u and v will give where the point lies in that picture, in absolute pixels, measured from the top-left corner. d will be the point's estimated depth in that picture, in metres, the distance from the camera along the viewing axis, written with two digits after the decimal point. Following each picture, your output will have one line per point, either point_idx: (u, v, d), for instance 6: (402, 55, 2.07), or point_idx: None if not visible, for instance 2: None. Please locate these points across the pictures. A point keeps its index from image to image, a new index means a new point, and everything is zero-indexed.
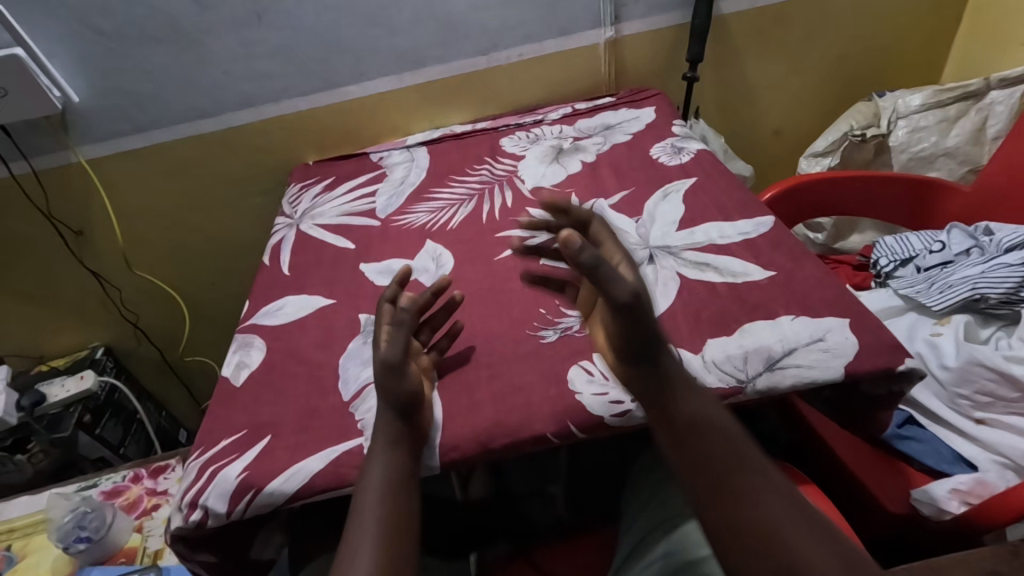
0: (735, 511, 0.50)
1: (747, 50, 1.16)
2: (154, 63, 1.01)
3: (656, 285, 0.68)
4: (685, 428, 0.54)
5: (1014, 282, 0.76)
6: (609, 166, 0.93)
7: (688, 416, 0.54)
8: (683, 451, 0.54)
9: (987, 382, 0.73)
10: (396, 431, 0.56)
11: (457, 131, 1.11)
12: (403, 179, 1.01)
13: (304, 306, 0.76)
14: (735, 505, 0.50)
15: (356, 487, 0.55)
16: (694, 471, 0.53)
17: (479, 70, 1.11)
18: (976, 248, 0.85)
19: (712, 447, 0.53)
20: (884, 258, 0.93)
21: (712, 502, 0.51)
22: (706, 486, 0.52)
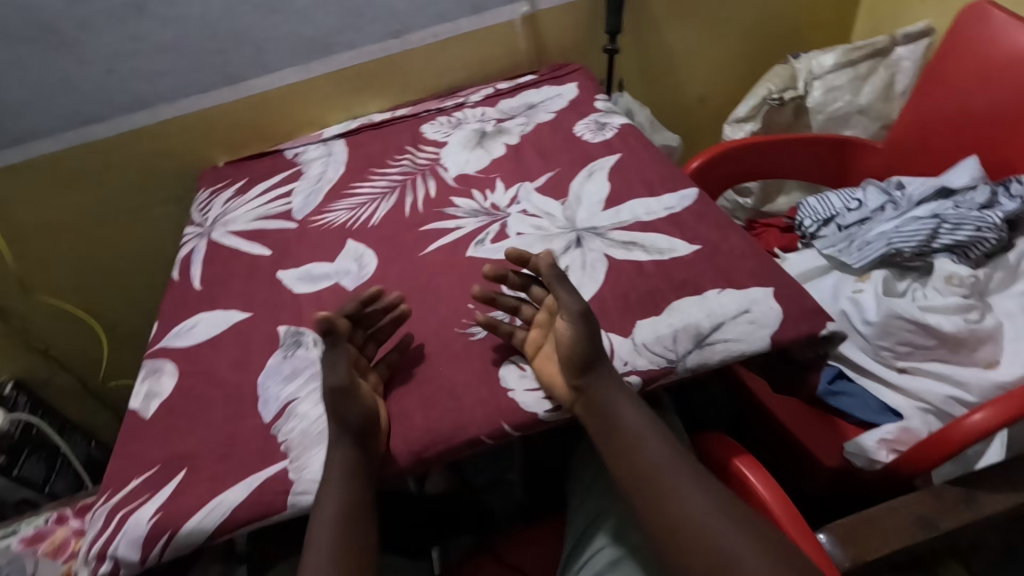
0: (668, 516, 0.50)
1: (665, 20, 1.15)
2: (28, 66, 0.91)
3: (584, 269, 0.67)
4: (621, 434, 0.54)
5: (925, 234, 0.79)
6: (533, 148, 0.90)
7: (626, 422, 0.54)
8: (618, 457, 0.54)
9: (907, 333, 0.75)
10: (347, 445, 0.53)
11: (376, 120, 1.07)
12: (321, 175, 0.96)
13: (218, 323, 0.71)
14: (668, 507, 0.50)
15: (310, 521, 0.51)
16: (631, 476, 0.53)
17: (392, 54, 1.05)
18: (890, 203, 0.88)
19: (647, 448, 0.53)
20: (808, 219, 0.94)
21: (647, 505, 0.51)
22: (638, 485, 0.52)
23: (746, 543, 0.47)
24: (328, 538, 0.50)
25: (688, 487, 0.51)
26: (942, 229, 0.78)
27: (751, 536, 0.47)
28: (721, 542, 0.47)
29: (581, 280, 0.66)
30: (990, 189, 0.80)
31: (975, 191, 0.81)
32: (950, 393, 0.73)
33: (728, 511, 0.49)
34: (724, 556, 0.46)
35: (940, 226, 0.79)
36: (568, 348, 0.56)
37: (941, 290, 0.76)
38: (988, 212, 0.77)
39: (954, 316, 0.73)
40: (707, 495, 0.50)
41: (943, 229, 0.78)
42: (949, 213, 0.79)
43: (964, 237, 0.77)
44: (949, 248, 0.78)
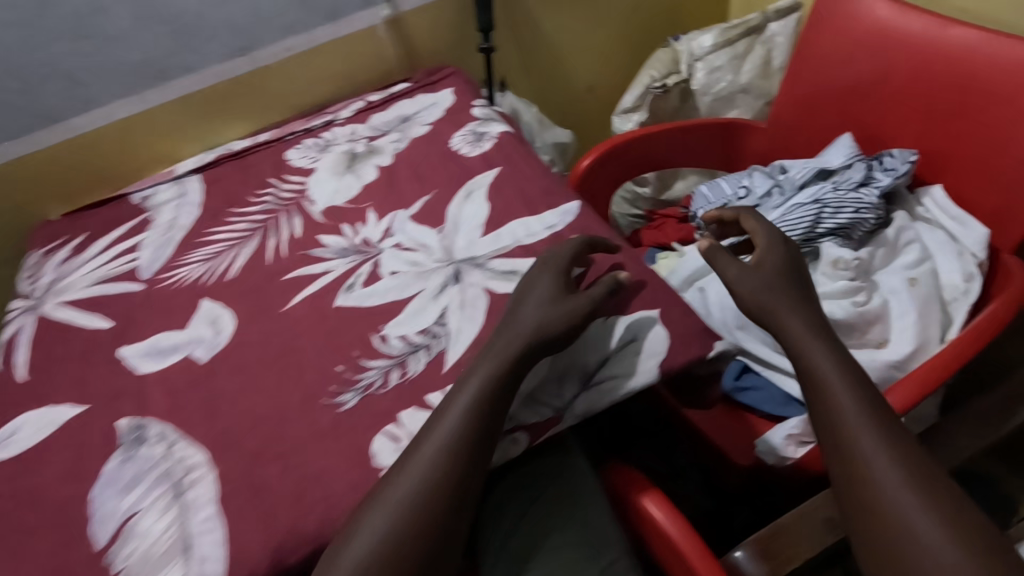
0: (854, 457, 0.52)
1: (540, 11, 1.10)
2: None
3: (463, 310, 0.61)
4: (819, 385, 0.56)
5: (809, 220, 0.79)
6: (407, 169, 0.83)
7: (819, 375, 0.57)
8: (815, 394, 0.56)
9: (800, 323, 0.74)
10: (480, 408, 0.49)
11: (236, 149, 0.95)
12: (173, 221, 0.84)
13: (45, 424, 0.60)
14: (852, 454, 0.52)
15: (371, 499, 0.47)
16: (825, 417, 0.55)
17: (243, 73, 0.94)
18: (776, 188, 0.87)
19: (839, 407, 0.54)
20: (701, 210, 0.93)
21: (834, 449, 0.54)
22: (832, 435, 0.54)
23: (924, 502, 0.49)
24: (417, 472, 0.47)
25: (877, 449, 0.52)
26: (825, 214, 0.79)
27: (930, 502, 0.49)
28: (916, 497, 0.49)
29: (460, 323, 0.60)
30: (866, 166, 0.81)
31: (852, 169, 0.82)
32: None
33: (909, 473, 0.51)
34: (900, 506, 0.49)
35: (822, 212, 0.79)
36: (781, 268, 0.65)
37: (829, 275, 0.76)
38: (865, 191, 0.79)
39: (842, 301, 0.74)
40: (893, 452, 0.51)
41: (825, 215, 0.79)
42: (831, 195, 0.79)
43: (846, 220, 0.78)
44: (832, 232, 0.79)
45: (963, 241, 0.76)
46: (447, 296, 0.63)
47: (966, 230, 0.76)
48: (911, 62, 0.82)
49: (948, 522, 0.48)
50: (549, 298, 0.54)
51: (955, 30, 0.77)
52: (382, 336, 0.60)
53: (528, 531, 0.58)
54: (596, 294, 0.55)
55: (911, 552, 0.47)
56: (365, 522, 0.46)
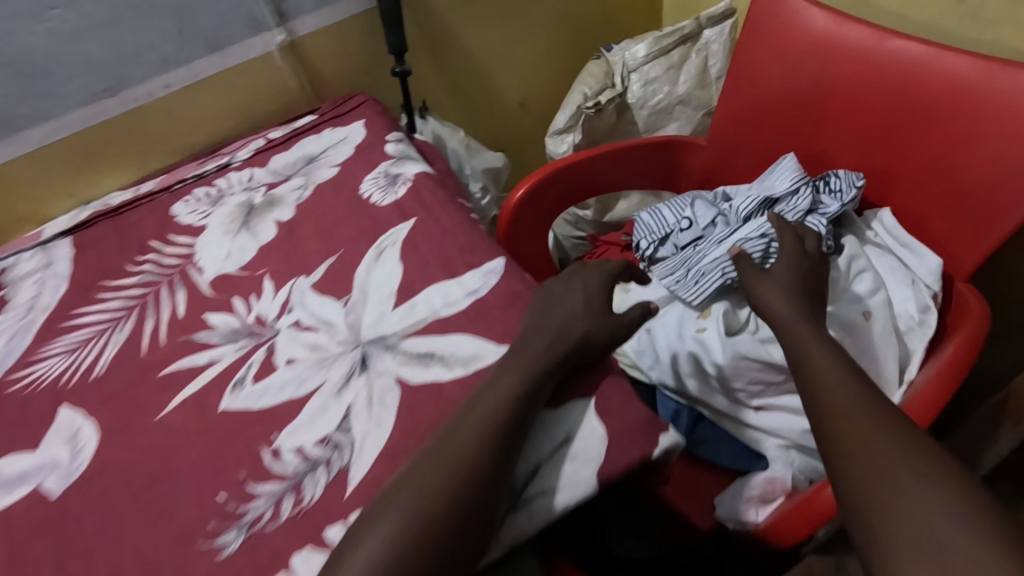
0: (850, 440, 0.49)
1: (459, 26, 1.00)
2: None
3: (370, 409, 0.52)
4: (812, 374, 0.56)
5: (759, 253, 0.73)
6: (311, 223, 0.72)
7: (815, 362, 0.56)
8: (807, 382, 0.56)
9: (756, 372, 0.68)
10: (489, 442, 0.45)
11: (114, 203, 0.82)
12: (34, 301, 0.71)
13: None
14: (839, 429, 0.50)
15: (353, 532, 0.42)
16: (820, 407, 0.53)
17: (114, 116, 0.81)
18: (721, 218, 0.82)
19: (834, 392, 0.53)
20: (644, 240, 0.85)
21: (827, 433, 0.51)
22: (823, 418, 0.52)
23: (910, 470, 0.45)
24: (435, 485, 0.43)
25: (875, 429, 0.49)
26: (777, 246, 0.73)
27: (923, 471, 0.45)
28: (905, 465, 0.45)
29: (366, 426, 0.51)
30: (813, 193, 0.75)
31: (799, 196, 0.76)
32: (807, 425, 0.68)
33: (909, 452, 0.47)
34: (885, 468, 0.46)
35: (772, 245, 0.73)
36: (789, 276, 0.66)
37: None
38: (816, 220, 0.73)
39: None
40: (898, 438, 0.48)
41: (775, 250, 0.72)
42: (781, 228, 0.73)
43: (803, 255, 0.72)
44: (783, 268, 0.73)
45: (916, 270, 0.72)
46: (353, 390, 0.54)
47: (918, 258, 0.72)
48: (852, 77, 0.76)
49: (941, 487, 0.43)
50: (590, 308, 0.55)
51: (897, 43, 0.72)
52: (274, 449, 0.51)
53: None
54: (635, 314, 0.56)
55: (901, 529, 0.42)
56: (372, 534, 0.41)
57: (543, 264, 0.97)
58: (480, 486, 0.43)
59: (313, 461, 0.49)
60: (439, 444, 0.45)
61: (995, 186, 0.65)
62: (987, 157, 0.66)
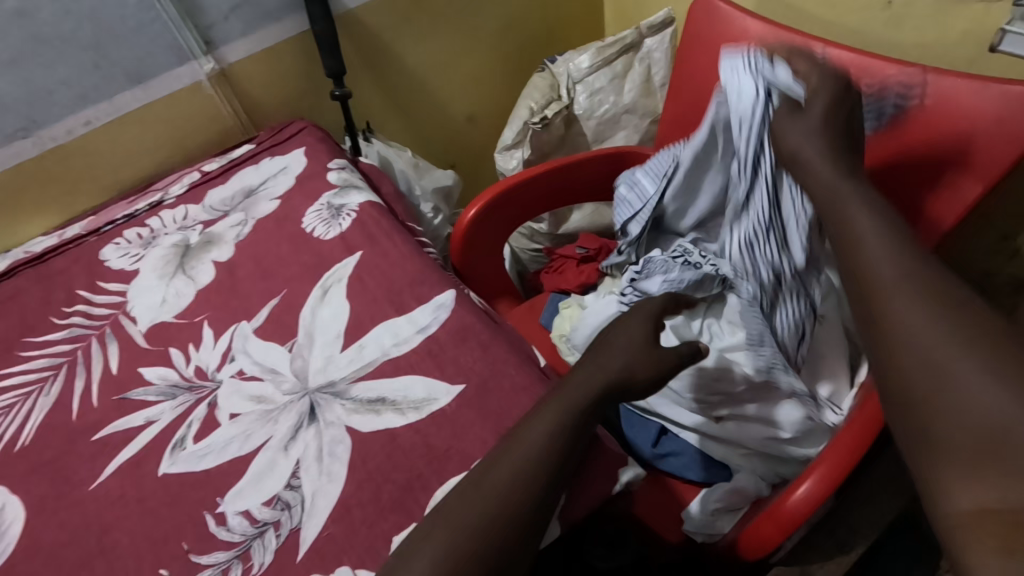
0: (885, 310, 0.41)
1: (398, 45, 0.98)
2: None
3: (320, 463, 0.50)
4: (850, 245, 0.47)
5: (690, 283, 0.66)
6: (251, 262, 0.69)
7: (853, 236, 0.47)
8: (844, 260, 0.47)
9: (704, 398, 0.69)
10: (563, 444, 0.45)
11: (36, 251, 0.77)
12: None
13: None
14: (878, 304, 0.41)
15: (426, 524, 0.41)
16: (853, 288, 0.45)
17: (31, 158, 0.75)
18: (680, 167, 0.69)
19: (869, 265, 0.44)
20: (626, 217, 0.75)
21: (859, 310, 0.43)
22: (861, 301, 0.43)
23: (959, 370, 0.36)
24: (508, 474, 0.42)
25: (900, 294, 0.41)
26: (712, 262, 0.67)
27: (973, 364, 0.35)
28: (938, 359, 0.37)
29: (316, 482, 0.49)
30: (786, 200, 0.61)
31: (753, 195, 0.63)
32: (768, 433, 0.68)
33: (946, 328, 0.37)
34: (920, 345, 0.38)
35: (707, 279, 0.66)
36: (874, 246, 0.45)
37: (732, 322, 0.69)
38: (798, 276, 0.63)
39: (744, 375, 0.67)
40: (934, 312, 0.39)
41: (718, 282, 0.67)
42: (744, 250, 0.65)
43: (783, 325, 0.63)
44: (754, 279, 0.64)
45: None
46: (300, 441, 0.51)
47: None
48: None
49: (976, 356, 0.35)
50: (636, 342, 0.50)
51: (829, 51, 0.73)
52: (219, 514, 0.48)
53: None
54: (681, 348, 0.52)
55: (922, 410, 0.36)
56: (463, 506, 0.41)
57: (498, 282, 0.97)
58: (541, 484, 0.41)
59: (262, 524, 0.47)
60: (505, 451, 0.43)
61: None
62: None
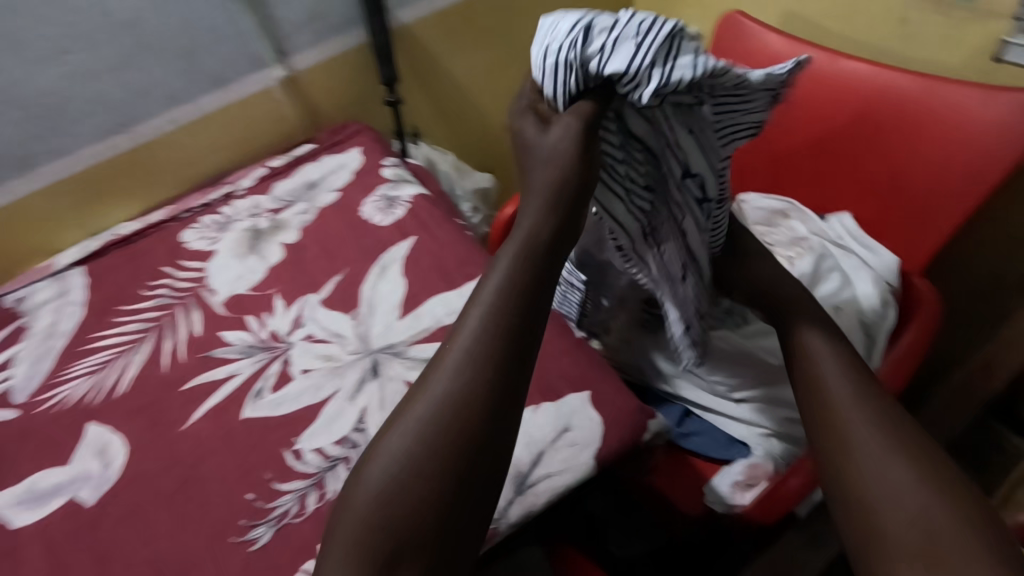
0: (847, 463, 0.46)
1: (445, 57, 1.07)
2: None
3: (383, 410, 0.57)
4: (826, 397, 0.50)
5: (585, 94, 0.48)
6: (316, 244, 0.77)
7: (818, 365, 0.53)
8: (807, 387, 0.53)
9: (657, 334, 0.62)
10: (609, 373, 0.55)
11: (124, 234, 0.86)
12: (51, 329, 0.75)
13: None
14: (841, 463, 0.46)
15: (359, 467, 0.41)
16: (818, 428, 0.50)
17: (124, 151, 0.85)
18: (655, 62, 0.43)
19: (849, 419, 0.48)
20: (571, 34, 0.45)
21: (822, 447, 0.49)
22: (835, 448, 0.48)
23: (909, 485, 0.43)
24: (446, 383, 0.42)
25: (891, 456, 0.45)
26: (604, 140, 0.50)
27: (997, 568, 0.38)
28: (884, 464, 0.44)
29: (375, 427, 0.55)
30: (691, 141, 0.51)
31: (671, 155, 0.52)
32: (789, 414, 0.73)
33: (928, 487, 0.43)
34: (887, 497, 0.43)
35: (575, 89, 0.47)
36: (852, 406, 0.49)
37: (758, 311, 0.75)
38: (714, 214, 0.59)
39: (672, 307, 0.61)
40: (904, 462, 0.44)
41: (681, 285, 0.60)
42: (616, 165, 0.51)
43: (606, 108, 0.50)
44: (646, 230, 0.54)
45: (876, 267, 0.77)
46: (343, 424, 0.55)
47: (878, 257, 0.78)
48: (814, 94, 0.82)
49: (931, 506, 0.42)
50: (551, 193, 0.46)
51: (847, 63, 0.79)
52: (296, 451, 0.55)
53: None
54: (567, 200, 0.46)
55: (877, 540, 0.42)
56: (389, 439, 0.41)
57: None
58: (475, 417, 0.41)
59: (332, 459, 0.54)
60: (423, 380, 0.43)
61: (939, 190, 0.74)
62: (932, 164, 0.74)
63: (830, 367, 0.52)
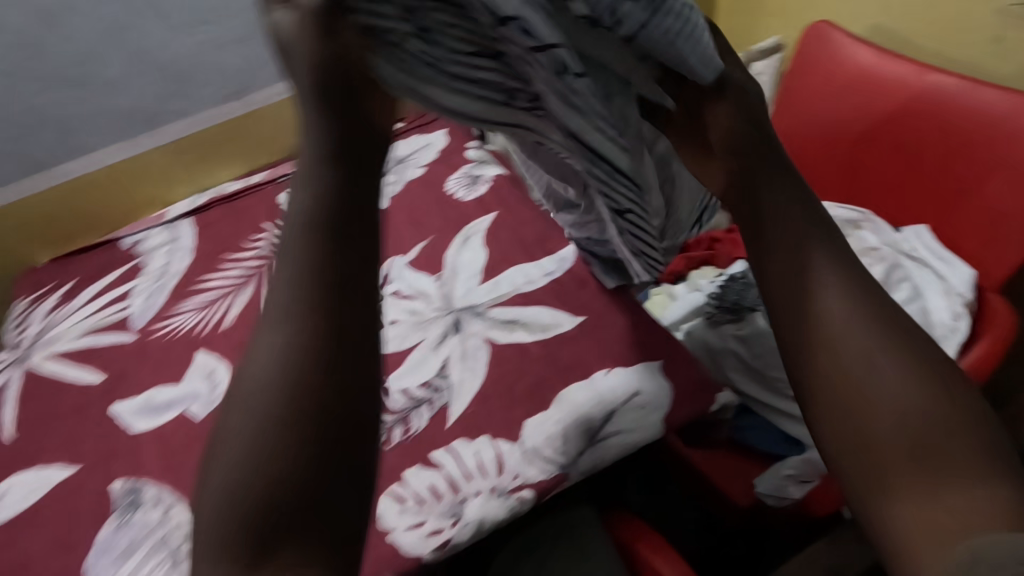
0: (837, 374, 0.36)
1: None
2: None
3: (464, 361, 0.61)
4: (795, 267, 0.39)
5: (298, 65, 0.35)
6: (403, 212, 0.83)
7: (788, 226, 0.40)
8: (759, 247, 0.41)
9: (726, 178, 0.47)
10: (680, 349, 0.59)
11: (228, 192, 0.95)
12: (164, 270, 0.83)
13: (36, 487, 0.59)
14: (820, 364, 0.37)
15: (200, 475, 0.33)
16: (789, 325, 0.38)
17: (235, 116, 0.94)
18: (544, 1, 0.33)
19: (826, 297, 0.37)
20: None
21: (799, 345, 0.38)
22: (812, 345, 0.37)
23: (899, 377, 0.35)
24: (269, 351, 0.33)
25: (883, 345, 0.36)
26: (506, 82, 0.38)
27: (993, 447, 0.34)
28: (878, 358, 0.36)
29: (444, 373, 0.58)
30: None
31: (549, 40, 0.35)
32: None
33: (930, 379, 0.35)
34: (886, 404, 0.35)
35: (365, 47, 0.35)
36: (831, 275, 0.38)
37: None
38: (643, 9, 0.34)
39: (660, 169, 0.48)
40: (901, 362, 0.35)
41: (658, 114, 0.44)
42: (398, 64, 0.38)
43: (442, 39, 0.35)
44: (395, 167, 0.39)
45: (951, 280, 0.77)
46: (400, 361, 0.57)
47: (953, 268, 0.78)
48: (897, 106, 0.84)
49: (926, 402, 0.34)
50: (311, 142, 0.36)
51: (934, 76, 0.80)
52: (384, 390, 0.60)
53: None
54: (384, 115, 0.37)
55: (873, 458, 0.35)
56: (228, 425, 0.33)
57: None
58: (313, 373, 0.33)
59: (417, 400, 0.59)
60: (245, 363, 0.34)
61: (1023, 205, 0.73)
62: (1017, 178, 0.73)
63: (795, 219, 0.40)
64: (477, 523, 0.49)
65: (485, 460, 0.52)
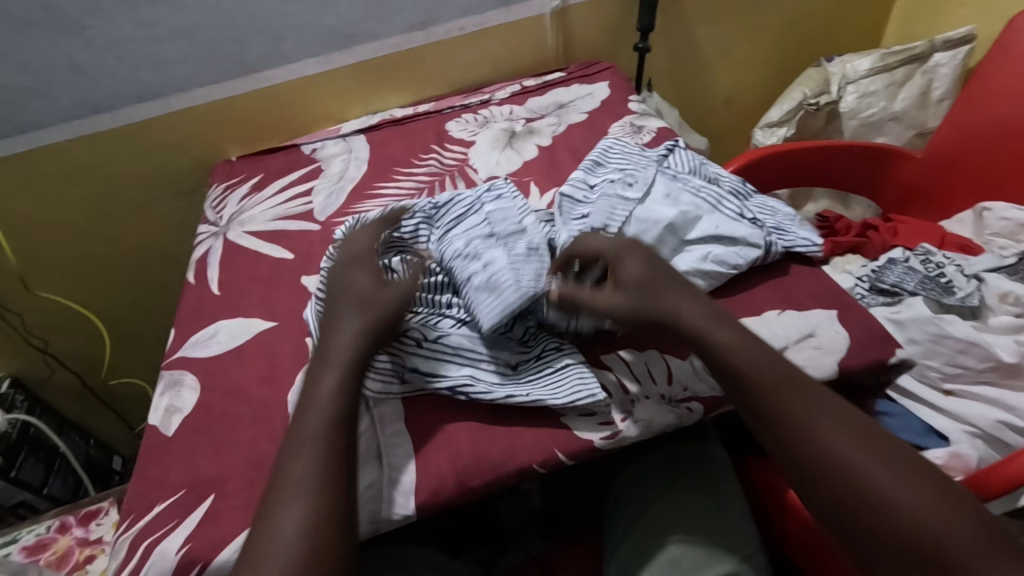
0: (777, 441, 0.47)
1: (699, 18, 1.11)
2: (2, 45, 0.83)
3: None
4: (719, 348, 0.50)
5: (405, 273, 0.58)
6: (567, 150, 0.87)
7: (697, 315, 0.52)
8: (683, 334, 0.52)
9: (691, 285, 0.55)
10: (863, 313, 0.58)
11: (398, 116, 1.01)
12: (342, 174, 0.91)
13: (240, 332, 0.68)
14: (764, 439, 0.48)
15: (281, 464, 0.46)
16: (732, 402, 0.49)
17: (417, 47, 1.00)
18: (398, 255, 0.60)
19: (751, 372, 0.49)
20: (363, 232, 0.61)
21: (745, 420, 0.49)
22: (755, 418, 0.48)
23: (831, 433, 0.46)
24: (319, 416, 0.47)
25: (807, 409, 0.47)
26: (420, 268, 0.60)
27: (947, 502, 0.42)
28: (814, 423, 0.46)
29: (540, 372, 0.55)
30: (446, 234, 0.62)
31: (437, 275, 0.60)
32: (999, 417, 0.68)
33: (857, 432, 0.46)
34: (825, 465, 0.45)
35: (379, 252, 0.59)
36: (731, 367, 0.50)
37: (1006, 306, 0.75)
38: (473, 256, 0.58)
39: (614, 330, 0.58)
40: (824, 418, 0.47)
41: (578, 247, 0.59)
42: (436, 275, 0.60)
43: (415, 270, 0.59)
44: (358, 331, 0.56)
45: None
46: (473, 357, 0.56)
47: None
48: None
49: (853, 452, 0.45)
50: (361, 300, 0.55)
51: None
52: None
53: (686, 496, 0.61)
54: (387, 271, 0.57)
55: (840, 513, 0.44)
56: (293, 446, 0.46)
57: None
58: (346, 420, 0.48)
59: None
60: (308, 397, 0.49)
61: None
62: None
63: (697, 322, 0.51)
64: (644, 422, 0.53)
65: (655, 370, 0.56)
